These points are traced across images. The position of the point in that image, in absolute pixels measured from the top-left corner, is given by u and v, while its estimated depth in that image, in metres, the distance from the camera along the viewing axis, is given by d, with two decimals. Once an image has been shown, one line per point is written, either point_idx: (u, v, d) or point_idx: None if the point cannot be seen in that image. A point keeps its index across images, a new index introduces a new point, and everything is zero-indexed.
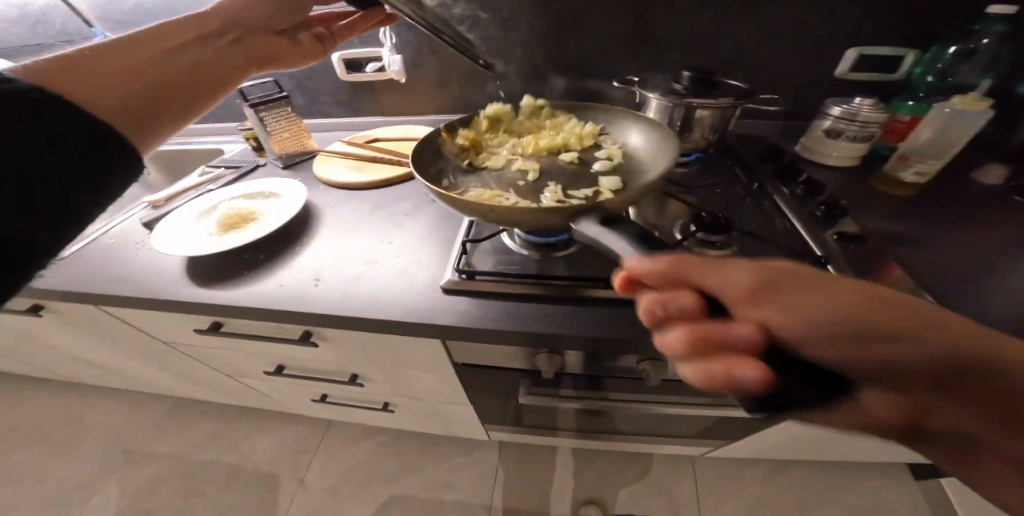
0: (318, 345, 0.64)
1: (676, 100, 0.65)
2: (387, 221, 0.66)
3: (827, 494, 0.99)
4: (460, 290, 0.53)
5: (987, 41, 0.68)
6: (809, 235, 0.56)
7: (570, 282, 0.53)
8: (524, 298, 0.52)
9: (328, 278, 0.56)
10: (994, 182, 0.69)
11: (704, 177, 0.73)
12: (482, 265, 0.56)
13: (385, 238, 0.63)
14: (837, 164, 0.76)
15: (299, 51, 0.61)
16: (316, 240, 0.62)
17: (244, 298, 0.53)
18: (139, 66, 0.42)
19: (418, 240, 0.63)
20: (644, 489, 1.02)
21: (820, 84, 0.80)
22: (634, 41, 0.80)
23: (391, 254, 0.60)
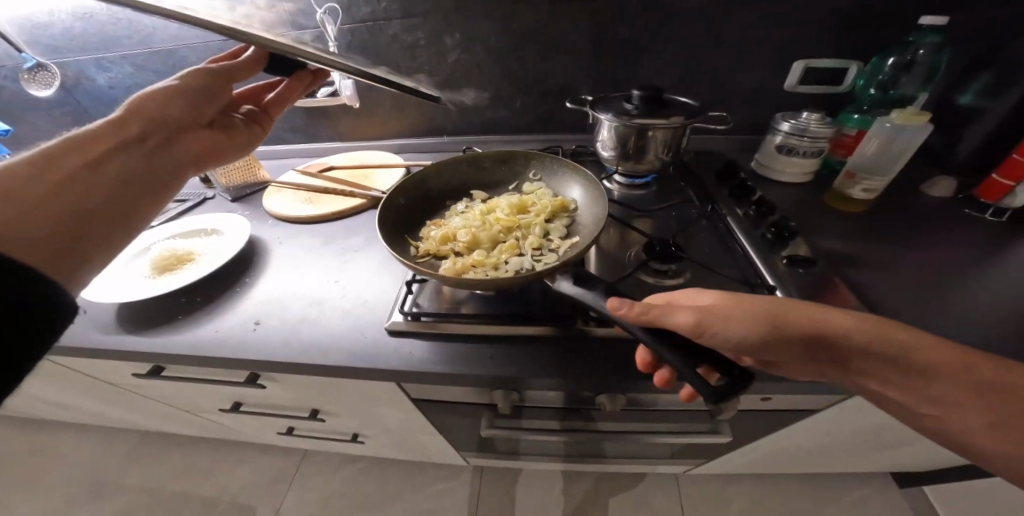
0: (269, 386, 0.62)
1: (625, 121, 0.65)
2: (337, 259, 0.64)
3: (820, 507, 0.97)
4: (408, 333, 0.51)
5: (923, 52, 0.68)
6: (760, 259, 0.56)
7: (522, 320, 0.51)
8: (473, 337, 0.51)
9: (269, 324, 0.53)
10: (942, 195, 0.70)
11: (661, 200, 0.72)
12: (432, 305, 0.54)
13: (332, 277, 0.60)
14: (791, 179, 0.76)
15: (240, 139, 0.54)
16: (260, 280, 0.60)
17: (183, 343, 0.50)
18: (48, 198, 0.35)
19: (370, 278, 0.60)
20: (630, 507, 1.00)
21: (770, 101, 0.80)
22: (585, 59, 0.80)
23: (339, 294, 0.57)
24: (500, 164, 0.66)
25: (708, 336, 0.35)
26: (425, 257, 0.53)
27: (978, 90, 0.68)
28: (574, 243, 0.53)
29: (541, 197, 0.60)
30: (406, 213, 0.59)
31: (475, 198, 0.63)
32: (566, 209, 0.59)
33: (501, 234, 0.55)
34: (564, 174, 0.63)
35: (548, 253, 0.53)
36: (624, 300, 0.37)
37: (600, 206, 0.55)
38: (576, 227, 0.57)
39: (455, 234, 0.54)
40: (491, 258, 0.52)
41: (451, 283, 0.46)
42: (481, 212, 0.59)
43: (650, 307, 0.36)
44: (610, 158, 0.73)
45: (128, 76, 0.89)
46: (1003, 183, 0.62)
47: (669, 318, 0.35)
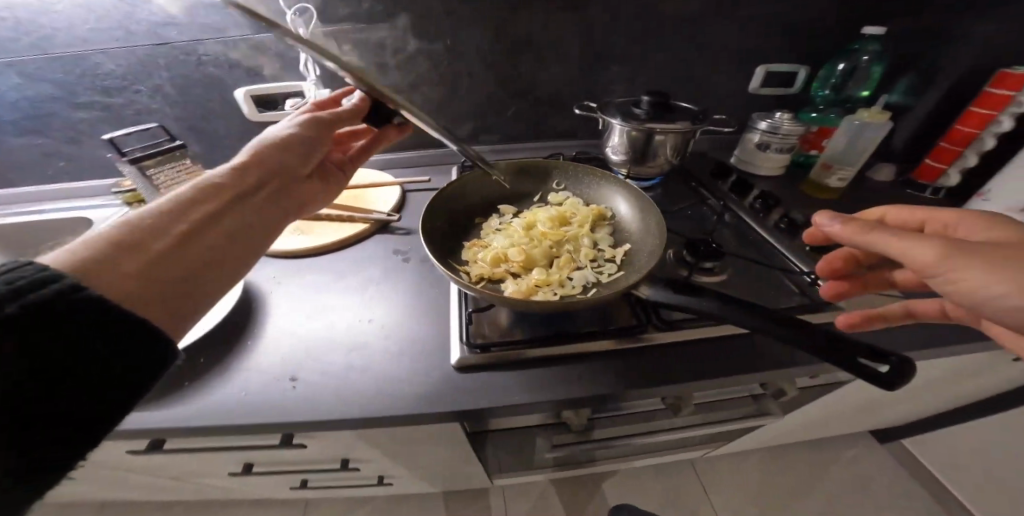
0: (308, 445, 0.52)
1: (636, 126, 0.66)
2: (361, 296, 0.56)
3: (813, 465, 1.08)
4: (476, 366, 0.46)
5: (865, 58, 0.77)
6: (786, 250, 0.60)
7: (593, 335, 0.49)
8: (548, 361, 0.48)
9: (308, 380, 0.44)
10: (885, 180, 0.81)
11: (670, 200, 0.75)
12: (492, 333, 0.50)
13: (365, 317, 0.53)
14: (769, 173, 0.84)
15: (330, 189, 0.51)
16: (275, 328, 0.50)
17: (201, 414, 0.40)
18: (170, 247, 0.31)
19: (407, 313, 0.54)
20: (653, 498, 1.03)
21: (742, 103, 0.88)
22: (575, 65, 0.80)
23: (381, 334, 0.50)
24: (526, 176, 0.64)
25: (942, 276, 0.28)
26: (480, 282, 0.49)
27: (905, 90, 0.82)
28: (628, 252, 0.53)
29: (578, 207, 0.59)
30: (441, 235, 0.54)
31: (509, 214, 0.59)
32: (606, 217, 0.58)
33: (553, 249, 0.53)
34: (595, 182, 0.62)
35: (605, 263, 0.52)
36: (837, 216, 0.33)
37: (644, 212, 0.55)
38: (621, 235, 0.56)
39: (506, 253, 0.51)
40: (552, 275, 0.50)
41: (528, 307, 0.43)
42: (523, 227, 0.56)
43: (873, 229, 0.31)
44: (620, 163, 0.74)
45: (14, 88, 0.69)
46: (934, 167, 0.76)
47: (897, 245, 0.29)
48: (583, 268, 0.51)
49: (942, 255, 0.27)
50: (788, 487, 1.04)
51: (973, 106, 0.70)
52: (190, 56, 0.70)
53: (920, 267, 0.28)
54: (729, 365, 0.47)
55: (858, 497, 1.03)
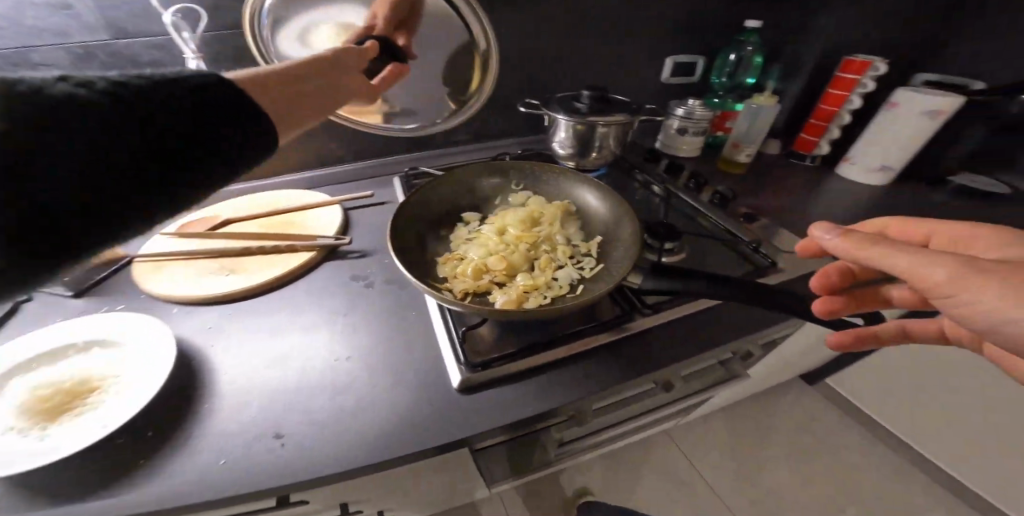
0: (305, 505, 0.45)
1: (581, 120, 0.68)
2: (327, 335, 0.51)
3: (757, 408, 1.25)
4: (482, 384, 0.45)
5: (750, 49, 0.89)
6: (724, 222, 0.67)
7: (585, 332, 0.50)
8: (548, 366, 0.47)
9: (295, 437, 0.39)
10: (773, 152, 0.96)
11: (616, 188, 0.79)
12: (486, 348, 0.49)
13: (336, 356, 0.48)
14: (689, 154, 0.93)
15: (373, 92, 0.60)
16: (239, 387, 0.44)
17: (175, 496, 0.34)
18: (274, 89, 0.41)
19: (385, 344, 0.50)
20: (637, 469, 1.11)
21: (659, 93, 0.95)
22: (509, 62, 0.77)
23: (364, 371, 0.47)
24: (485, 177, 0.62)
25: (958, 299, 0.28)
26: (466, 297, 0.47)
27: (779, 75, 0.96)
28: (602, 243, 0.54)
29: (544, 204, 0.58)
30: (411, 255, 0.50)
31: (476, 220, 0.57)
32: (573, 210, 0.58)
33: (532, 252, 0.52)
34: (556, 178, 0.62)
35: (584, 258, 0.52)
36: (833, 229, 0.34)
37: (608, 202, 0.57)
38: (590, 227, 0.57)
39: (487, 263, 0.49)
40: (538, 279, 0.49)
41: (528, 315, 0.42)
42: (495, 233, 0.54)
43: (881, 243, 0.31)
44: (568, 156, 0.75)
45: None
46: (809, 139, 0.91)
47: (910, 260, 0.30)
48: (565, 266, 0.51)
49: (946, 276, 0.28)
50: (742, 432, 1.20)
51: (830, 89, 0.86)
52: (17, 67, 0.52)
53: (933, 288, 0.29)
54: (706, 337, 0.51)
55: (795, 427, 1.21)
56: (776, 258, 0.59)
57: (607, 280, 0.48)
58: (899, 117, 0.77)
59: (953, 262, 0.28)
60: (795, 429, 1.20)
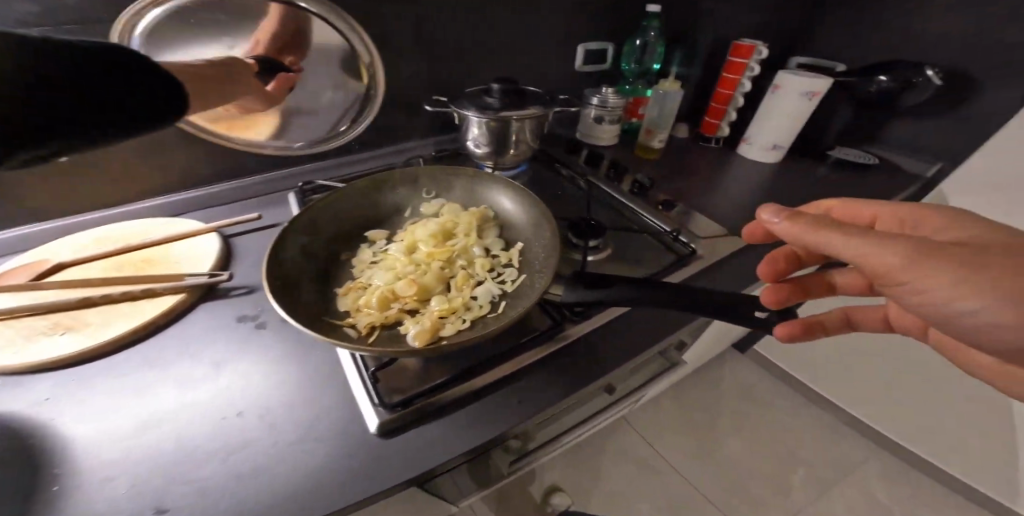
0: None
1: (492, 116, 0.63)
2: (208, 390, 0.42)
3: (695, 380, 1.38)
4: (408, 426, 0.40)
5: (653, 34, 0.89)
6: (644, 211, 0.67)
7: (512, 350, 0.46)
8: (478, 393, 0.44)
9: (180, 515, 0.32)
10: (684, 135, 0.99)
11: (538, 184, 0.76)
12: (407, 382, 0.43)
13: (221, 414, 0.40)
14: (608, 143, 0.93)
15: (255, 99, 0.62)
16: (93, 470, 0.35)
17: None
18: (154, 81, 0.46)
19: (284, 390, 0.43)
20: (594, 458, 1.19)
21: (573, 82, 0.94)
22: (409, 54, 0.70)
23: (260, 426, 0.39)
24: (390, 187, 0.56)
25: (904, 283, 0.31)
26: (373, 332, 0.41)
27: (682, 60, 0.97)
28: (523, 249, 0.50)
29: (459, 213, 0.54)
30: (303, 289, 0.42)
31: (382, 238, 0.51)
32: (491, 216, 0.54)
33: (447, 270, 0.47)
34: (471, 181, 0.57)
35: (505, 268, 0.49)
36: (780, 212, 0.34)
37: (526, 205, 0.53)
38: (510, 232, 0.53)
39: (395, 289, 0.43)
40: (455, 301, 0.44)
41: (443, 347, 0.37)
42: (404, 252, 0.48)
43: (827, 228, 0.32)
44: (485, 155, 0.71)
45: None
46: (712, 122, 0.95)
47: (861, 248, 0.31)
48: (485, 281, 0.47)
49: (894, 257, 0.30)
50: (683, 405, 1.32)
51: (725, 73, 0.90)
52: None
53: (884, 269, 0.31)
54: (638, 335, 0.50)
55: (728, 393, 1.35)
56: (694, 245, 0.60)
57: (530, 293, 0.45)
58: (786, 98, 0.82)
59: (901, 248, 0.30)
60: (729, 393, 1.34)
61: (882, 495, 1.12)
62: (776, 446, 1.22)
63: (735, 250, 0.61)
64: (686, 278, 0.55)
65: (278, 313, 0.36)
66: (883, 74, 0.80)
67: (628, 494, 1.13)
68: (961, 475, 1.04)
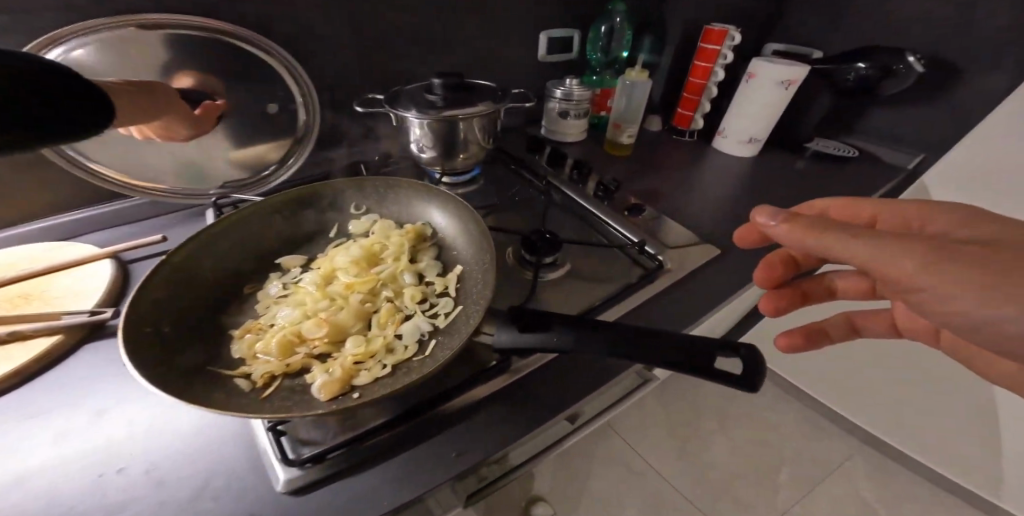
0: None
1: (435, 116, 0.56)
2: (89, 438, 0.35)
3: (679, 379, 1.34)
4: (323, 481, 0.33)
5: (619, 19, 0.83)
6: (607, 216, 0.62)
7: (457, 387, 0.40)
8: (413, 438, 0.37)
9: None
10: (657, 128, 0.93)
11: (493, 191, 0.69)
12: (325, 432, 0.36)
13: (99, 469, 0.33)
14: (575, 139, 0.86)
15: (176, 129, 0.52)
16: None
17: None
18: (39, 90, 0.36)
19: (182, 435, 0.36)
20: (578, 464, 1.14)
21: (536, 73, 0.86)
22: (344, 46, 0.63)
23: (145, 484, 0.32)
24: (310, 208, 0.51)
25: (922, 287, 0.28)
26: (271, 383, 0.35)
27: (651, 48, 0.91)
28: (461, 274, 0.45)
29: (391, 233, 0.49)
30: (192, 334, 0.37)
31: (298, 267, 0.46)
32: (427, 236, 0.49)
33: (370, 304, 0.42)
34: (407, 198, 0.53)
35: (438, 297, 0.43)
36: (780, 214, 0.32)
37: (466, 223, 0.49)
38: (449, 254, 0.48)
39: (302, 330, 0.38)
40: (374, 341, 0.39)
41: (352, 402, 0.32)
42: (318, 284, 0.43)
43: (831, 229, 0.30)
44: (431, 160, 0.63)
45: None
46: (685, 114, 0.89)
47: (871, 251, 0.29)
48: (415, 313, 0.41)
49: (915, 262, 0.28)
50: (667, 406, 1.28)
51: (696, 61, 0.84)
52: None
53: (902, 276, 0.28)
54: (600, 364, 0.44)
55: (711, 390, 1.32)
56: (659, 257, 0.54)
57: (463, 328, 0.39)
58: (760, 88, 0.77)
59: (915, 249, 0.28)
60: (714, 392, 1.31)
61: (865, 490, 1.11)
62: (762, 445, 1.20)
63: (708, 258, 0.56)
64: (653, 295, 0.50)
65: (132, 377, 0.29)
66: (862, 60, 0.75)
67: (619, 503, 1.08)
68: (943, 471, 1.02)
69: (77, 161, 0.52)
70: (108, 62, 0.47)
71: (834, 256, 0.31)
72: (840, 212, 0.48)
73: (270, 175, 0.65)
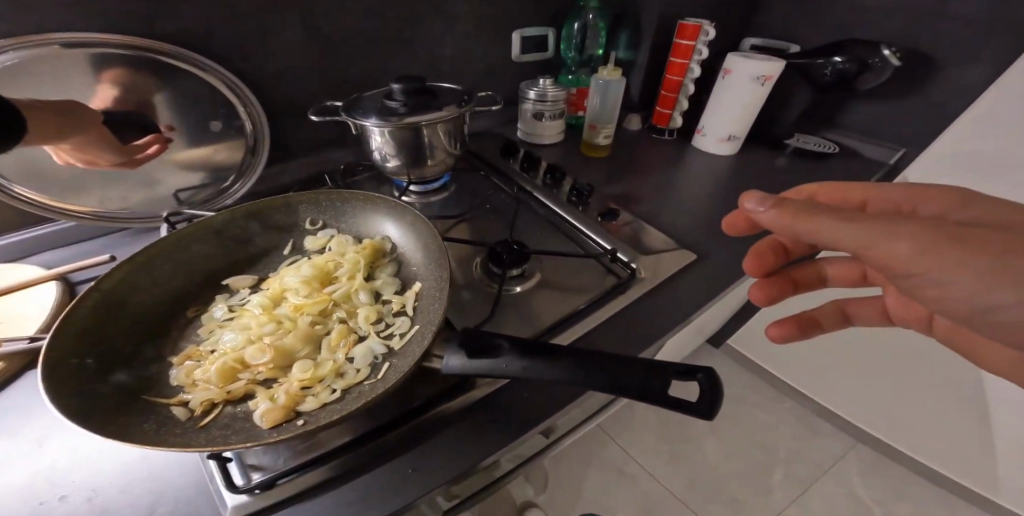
0: None
1: (397, 123, 0.54)
2: (25, 469, 0.31)
3: None
4: (276, 507, 0.29)
5: (591, 16, 0.81)
6: (580, 223, 0.60)
7: (428, 404, 0.36)
8: (379, 456, 0.33)
9: None
10: (636, 127, 0.91)
11: (465, 199, 0.67)
12: (277, 455, 0.32)
13: (39, 497, 0.29)
14: (552, 141, 0.84)
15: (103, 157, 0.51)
16: None
17: None
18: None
19: (129, 456, 0.32)
20: (569, 469, 1.13)
21: (510, 74, 0.84)
22: (302, 51, 0.60)
23: (87, 512, 0.29)
24: (263, 228, 0.50)
25: (922, 274, 0.27)
26: (210, 412, 0.33)
27: (626, 45, 0.90)
28: (419, 291, 0.44)
29: (347, 250, 0.47)
30: (127, 366, 0.35)
31: (247, 291, 0.45)
32: (385, 254, 0.48)
33: (320, 326, 0.40)
34: (366, 213, 0.52)
35: (393, 316, 0.42)
36: (767, 198, 0.29)
37: (424, 238, 0.47)
38: (406, 271, 0.47)
39: (245, 356, 0.36)
40: (323, 364, 0.36)
41: (294, 428, 0.30)
42: (267, 305, 0.42)
43: (822, 214, 0.28)
44: (397, 168, 0.61)
45: None
46: (664, 112, 0.87)
47: (864, 238, 0.27)
48: (369, 333, 0.39)
49: (915, 247, 0.26)
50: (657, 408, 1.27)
51: (672, 57, 0.82)
52: None
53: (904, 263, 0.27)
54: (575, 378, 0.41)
55: None
56: (633, 265, 0.53)
57: (417, 347, 0.37)
58: (737, 84, 0.76)
59: (912, 234, 0.26)
60: None
61: (858, 488, 1.10)
62: (753, 443, 1.19)
63: (684, 263, 0.54)
64: (626, 304, 0.48)
65: (50, 411, 0.27)
66: (839, 54, 0.74)
67: (611, 508, 1.06)
68: (928, 461, 1.04)
69: (1, 187, 0.48)
70: (8, 78, 0.43)
71: (825, 243, 0.29)
72: (832, 195, 0.45)
73: (227, 189, 0.63)
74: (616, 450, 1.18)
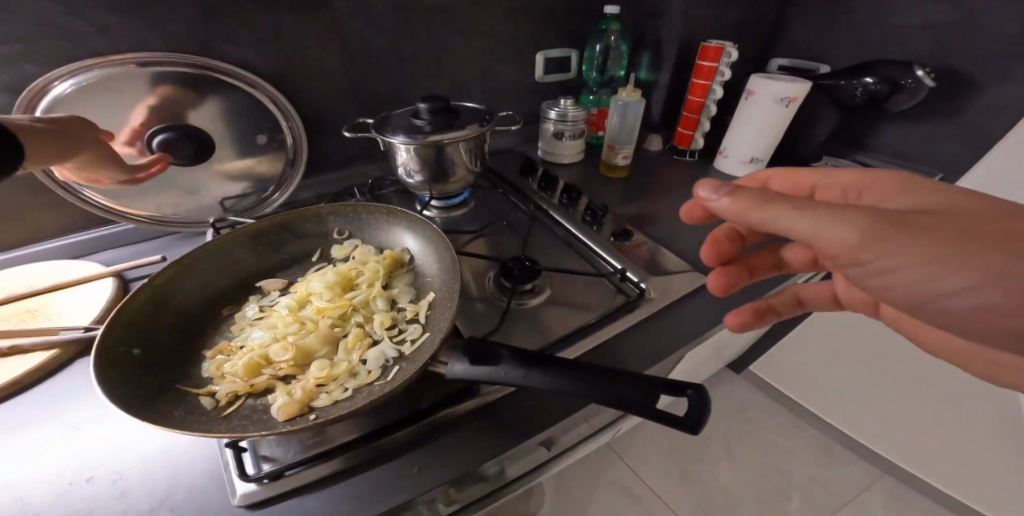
0: None
1: (420, 140, 0.57)
2: (66, 448, 0.35)
3: None
4: (281, 497, 0.32)
5: (613, 38, 0.84)
6: (593, 242, 0.61)
7: (432, 409, 0.38)
8: (381, 457, 0.35)
9: None
10: (657, 148, 0.92)
11: (483, 214, 0.70)
12: (288, 448, 0.35)
13: (70, 477, 0.33)
14: (571, 160, 0.86)
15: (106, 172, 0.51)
16: None
17: None
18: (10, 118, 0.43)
19: (154, 444, 0.36)
20: (580, 487, 1.11)
21: (532, 94, 0.87)
22: (338, 74, 0.66)
23: (109, 494, 0.32)
24: (295, 236, 0.55)
25: (864, 264, 0.28)
26: (234, 403, 0.36)
27: (648, 67, 0.92)
28: (431, 301, 0.46)
29: (368, 260, 0.51)
30: (166, 357, 0.39)
31: (277, 294, 0.48)
32: (403, 264, 0.51)
33: (338, 329, 0.43)
34: (387, 225, 0.55)
35: (406, 324, 0.44)
36: (722, 187, 0.30)
37: (439, 251, 0.50)
38: (422, 281, 0.49)
39: (269, 353, 0.39)
40: (338, 366, 0.39)
41: (305, 422, 0.33)
42: (292, 307, 0.45)
43: (774, 201, 0.28)
44: (419, 183, 0.65)
45: None
46: (685, 133, 0.87)
47: (811, 224, 0.27)
48: (382, 338, 0.42)
49: (856, 233, 0.26)
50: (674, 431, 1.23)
51: (694, 78, 0.83)
52: None
53: (855, 247, 0.27)
54: None
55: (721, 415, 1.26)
56: (643, 285, 0.53)
57: (424, 354, 0.39)
58: (759, 104, 0.75)
59: (856, 220, 0.26)
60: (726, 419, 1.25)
61: None
62: (777, 478, 1.13)
63: (695, 284, 0.54)
64: (633, 324, 0.48)
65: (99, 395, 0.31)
66: (868, 75, 0.72)
67: None
68: (962, 496, 0.94)
69: (72, 190, 0.55)
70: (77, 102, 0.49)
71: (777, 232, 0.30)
72: (782, 182, 0.46)
73: (268, 199, 0.68)
74: (629, 470, 1.15)
